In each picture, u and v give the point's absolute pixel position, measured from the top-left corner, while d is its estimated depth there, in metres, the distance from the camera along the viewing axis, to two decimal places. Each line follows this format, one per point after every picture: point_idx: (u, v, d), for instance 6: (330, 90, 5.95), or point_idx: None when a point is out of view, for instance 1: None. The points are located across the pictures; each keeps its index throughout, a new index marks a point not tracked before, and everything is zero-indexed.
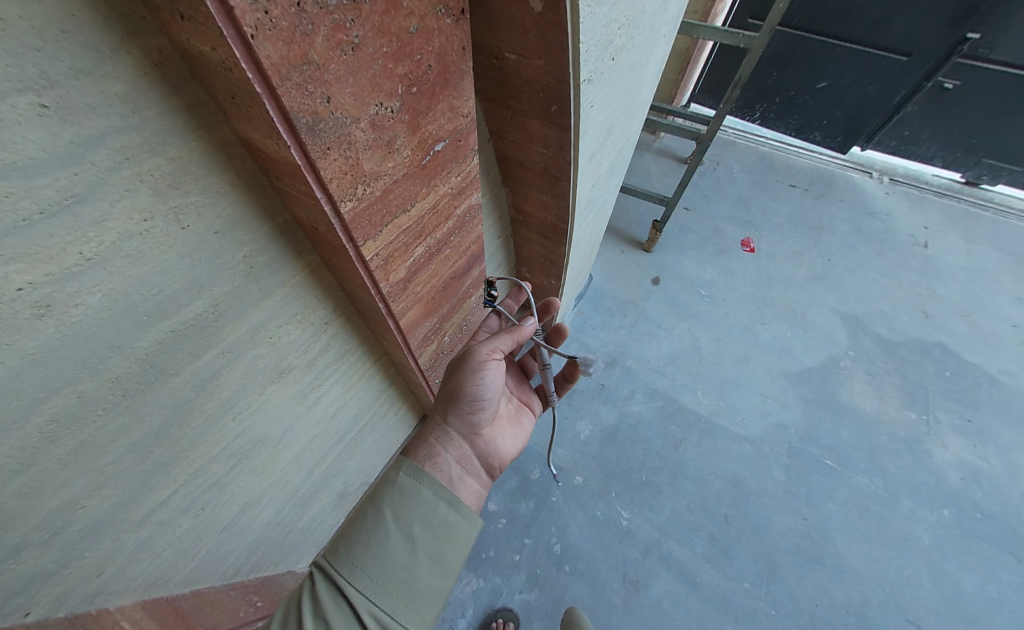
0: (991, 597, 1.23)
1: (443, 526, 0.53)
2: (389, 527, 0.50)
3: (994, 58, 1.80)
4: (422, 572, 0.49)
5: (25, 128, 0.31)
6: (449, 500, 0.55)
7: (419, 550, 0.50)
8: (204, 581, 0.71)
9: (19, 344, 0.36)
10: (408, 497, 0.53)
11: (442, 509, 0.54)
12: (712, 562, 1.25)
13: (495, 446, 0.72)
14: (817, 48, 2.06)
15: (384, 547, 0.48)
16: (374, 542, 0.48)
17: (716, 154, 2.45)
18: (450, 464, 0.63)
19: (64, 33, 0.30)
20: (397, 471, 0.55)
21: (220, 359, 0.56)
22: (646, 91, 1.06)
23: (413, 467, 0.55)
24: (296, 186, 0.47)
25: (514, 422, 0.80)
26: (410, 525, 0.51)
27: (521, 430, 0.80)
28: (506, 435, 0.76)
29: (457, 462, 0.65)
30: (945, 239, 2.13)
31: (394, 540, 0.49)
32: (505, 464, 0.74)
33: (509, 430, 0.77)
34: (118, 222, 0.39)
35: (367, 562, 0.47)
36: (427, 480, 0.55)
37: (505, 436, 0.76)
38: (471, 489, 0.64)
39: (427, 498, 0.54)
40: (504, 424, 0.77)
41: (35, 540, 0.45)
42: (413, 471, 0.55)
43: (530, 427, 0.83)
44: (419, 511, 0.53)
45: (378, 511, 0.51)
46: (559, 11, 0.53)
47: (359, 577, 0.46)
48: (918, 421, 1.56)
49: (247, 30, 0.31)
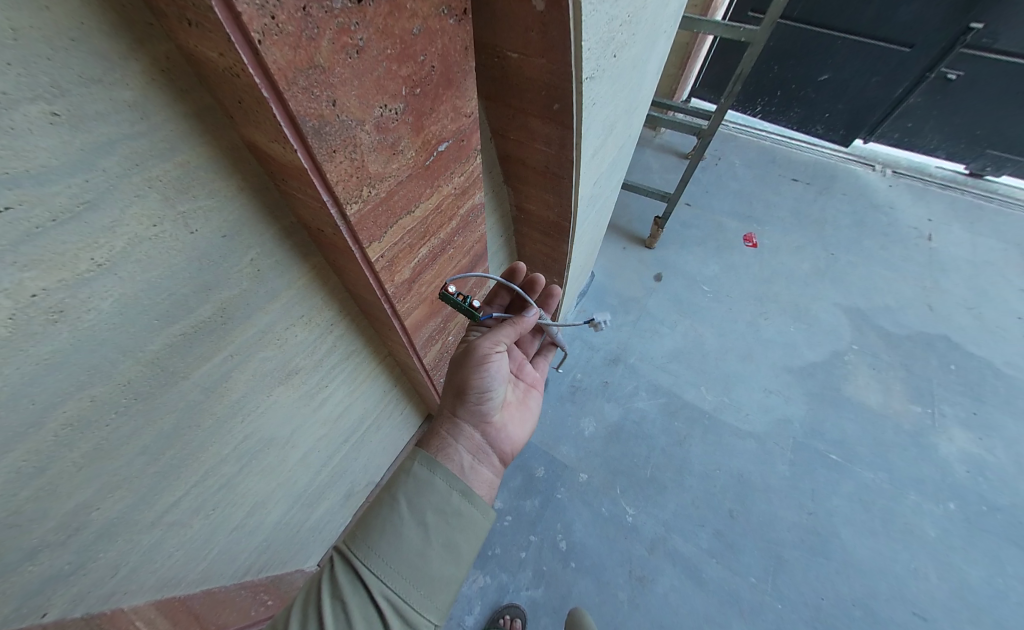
0: (998, 590, 1.23)
1: (455, 516, 0.53)
2: (404, 514, 0.50)
3: (998, 47, 1.78)
4: (435, 559, 0.50)
5: (38, 135, 0.31)
6: (462, 490, 0.55)
7: (432, 538, 0.51)
8: (216, 580, 0.72)
9: (33, 350, 0.37)
10: (422, 486, 0.53)
11: (455, 499, 0.54)
12: (717, 558, 1.25)
13: (506, 432, 0.72)
14: (818, 40, 2.03)
15: (398, 533, 0.49)
16: (390, 528, 0.49)
17: (717, 149, 2.44)
18: (463, 455, 0.63)
19: (74, 41, 0.30)
20: (412, 461, 0.55)
21: (228, 362, 0.56)
22: (648, 87, 1.05)
23: (426, 457, 0.56)
24: (302, 189, 0.47)
25: (522, 406, 0.79)
26: (422, 513, 0.51)
27: (528, 414, 0.80)
28: (515, 420, 0.75)
29: (470, 452, 0.65)
30: (949, 231, 2.11)
31: (408, 527, 0.50)
32: (516, 450, 0.73)
33: (517, 415, 0.76)
34: (129, 227, 0.39)
35: (383, 547, 0.48)
36: (440, 470, 0.55)
37: (515, 423, 0.75)
38: (485, 479, 0.64)
39: (440, 486, 0.54)
40: (512, 409, 0.77)
41: (51, 543, 0.46)
42: (427, 460, 0.56)
43: (537, 412, 0.83)
44: (433, 500, 0.53)
45: (393, 498, 0.51)
46: (562, 9, 0.52)
47: (373, 561, 0.47)
48: (924, 414, 1.55)
49: (255, 36, 0.31)
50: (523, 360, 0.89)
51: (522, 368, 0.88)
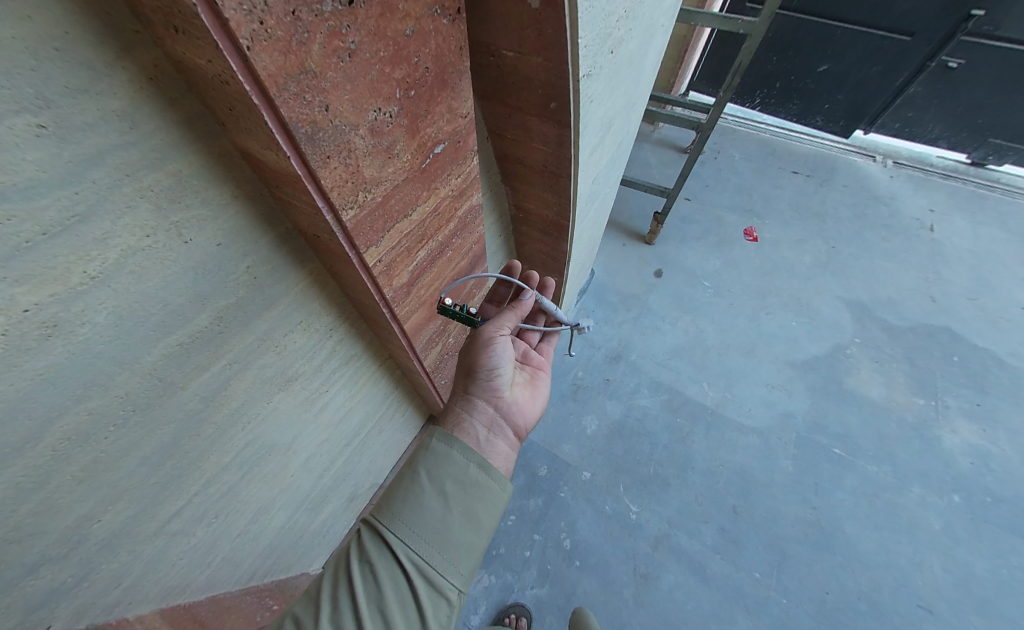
0: (1003, 581, 1.23)
1: (474, 486, 0.53)
2: (424, 484, 0.51)
3: (999, 35, 1.75)
4: (456, 527, 0.50)
5: (25, 148, 0.30)
6: (479, 462, 0.54)
7: (452, 506, 0.50)
8: (221, 585, 0.72)
9: (29, 365, 0.36)
10: (440, 459, 0.53)
11: (472, 470, 0.53)
12: (721, 554, 1.25)
13: (518, 406, 0.69)
14: (817, 31, 2.01)
15: (419, 502, 0.49)
16: (411, 497, 0.49)
17: (716, 142, 2.42)
18: (477, 428, 0.63)
19: (59, 51, 0.30)
20: (430, 437, 0.55)
21: (226, 371, 0.56)
22: (645, 83, 1.04)
23: (444, 432, 0.56)
24: (296, 195, 0.46)
25: (531, 385, 0.75)
26: (442, 483, 0.51)
27: (538, 392, 0.76)
28: (527, 398, 0.72)
29: (484, 426, 0.64)
30: (951, 221, 2.10)
31: (429, 497, 0.50)
32: (531, 424, 0.71)
33: (529, 393, 0.74)
34: (121, 239, 0.39)
35: (406, 514, 0.48)
36: (457, 444, 0.55)
37: (528, 400, 0.72)
38: (501, 452, 0.63)
39: (457, 459, 0.53)
40: (521, 386, 0.73)
41: (53, 556, 0.45)
42: (444, 435, 0.55)
43: (547, 392, 0.78)
44: (452, 471, 0.52)
45: (413, 472, 0.52)
46: (557, 7, 0.52)
47: (397, 527, 0.47)
48: (927, 407, 1.55)
49: (243, 42, 0.31)
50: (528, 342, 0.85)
51: (528, 353, 0.81)
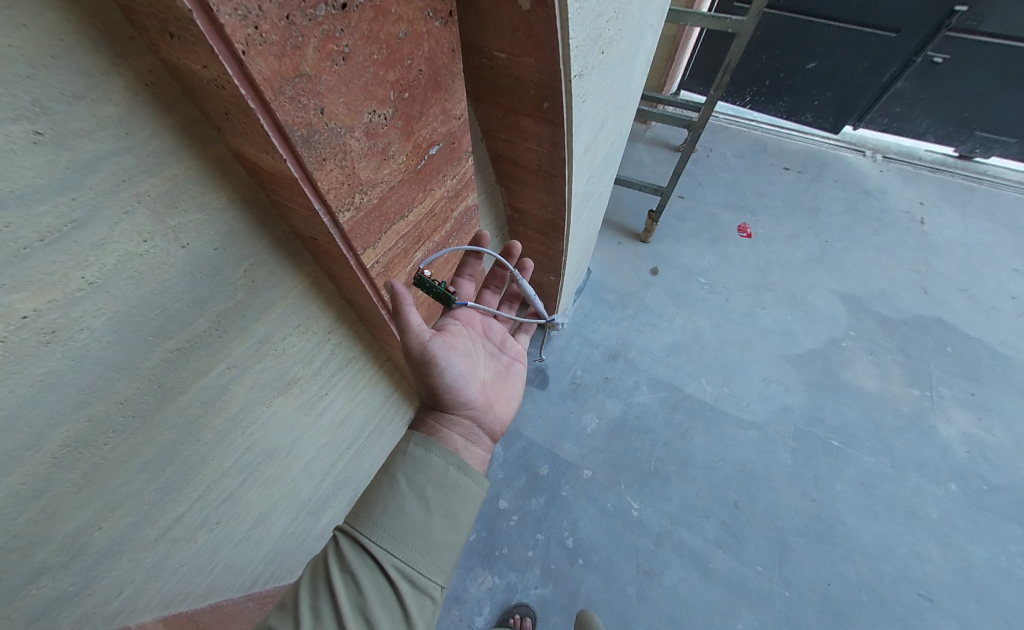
0: (1001, 567, 1.24)
1: (454, 487, 0.53)
2: (403, 490, 0.50)
3: (982, 29, 1.78)
4: (439, 529, 0.50)
5: (23, 155, 0.31)
6: (458, 463, 0.55)
7: (433, 510, 0.50)
8: (223, 593, 0.71)
9: (27, 372, 0.36)
10: (420, 463, 0.53)
11: (451, 472, 0.54)
12: (724, 548, 1.26)
13: (494, 412, 0.67)
14: (804, 29, 2.03)
15: (400, 507, 0.49)
16: (392, 504, 0.49)
17: (708, 140, 2.44)
18: (454, 437, 0.60)
19: (54, 58, 0.30)
20: (407, 442, 0.55)
21: (225, 376, 0.56)
22: (636, 82, 1.05)
23: (421, 437, 0.55)
24: (293, 198, 0.47)
25: (505, 382, 0.73)
26: (422, 487, 0.51)
27: (512, 389, 0.74)
28: (501, 398, 0.70)
29: (461, 435, 0.62)
30: (940, 214, 2.13)
31: (410, 502, 0.50)
32: (506, 425, 0.70)
33: (503, 393, 0.71)
34: (119, 244, 0.39)
35: (387, 521, 0.47)
36: (436, 447, 0.55)
37: (501, 399, 0.70)
38: (478, 457, 0.62)
39: (437, 462, 0.54)
40: (495, 387, 0.70)
41: (53, 565, 0.45)
42: (422, 441, 0.55)
43: (520, 387, 0.77)
44: (431, 474, 0.52)
45: (393, 479, 0.51)
46: (548, 8, 0.52)
47: (379, 535, 0.47)
48: (922, 397, 1.56)
49: (238, 47, 0.31)
50: (503, 327, 0.81)
51: (505, 339, 0.79)
